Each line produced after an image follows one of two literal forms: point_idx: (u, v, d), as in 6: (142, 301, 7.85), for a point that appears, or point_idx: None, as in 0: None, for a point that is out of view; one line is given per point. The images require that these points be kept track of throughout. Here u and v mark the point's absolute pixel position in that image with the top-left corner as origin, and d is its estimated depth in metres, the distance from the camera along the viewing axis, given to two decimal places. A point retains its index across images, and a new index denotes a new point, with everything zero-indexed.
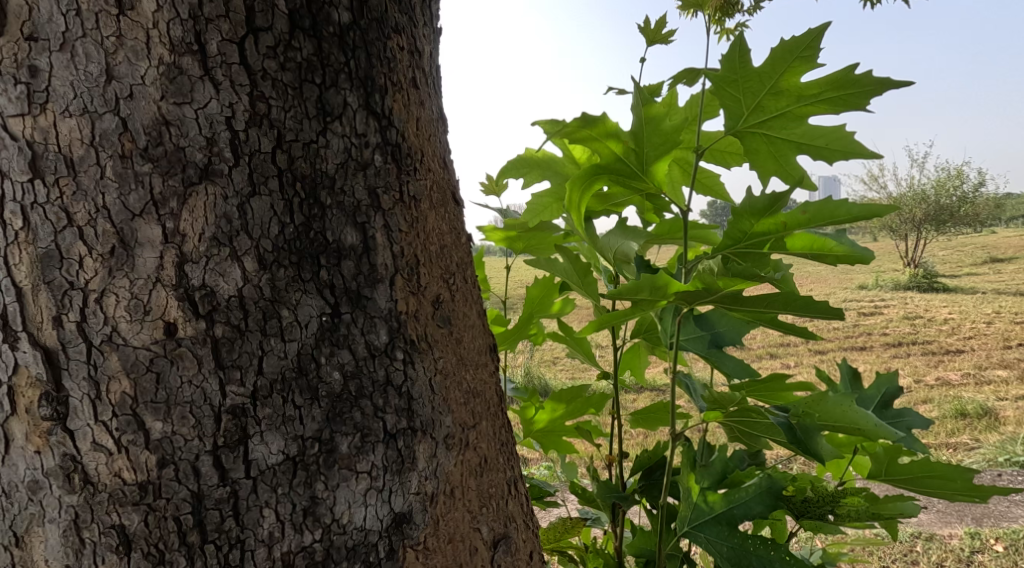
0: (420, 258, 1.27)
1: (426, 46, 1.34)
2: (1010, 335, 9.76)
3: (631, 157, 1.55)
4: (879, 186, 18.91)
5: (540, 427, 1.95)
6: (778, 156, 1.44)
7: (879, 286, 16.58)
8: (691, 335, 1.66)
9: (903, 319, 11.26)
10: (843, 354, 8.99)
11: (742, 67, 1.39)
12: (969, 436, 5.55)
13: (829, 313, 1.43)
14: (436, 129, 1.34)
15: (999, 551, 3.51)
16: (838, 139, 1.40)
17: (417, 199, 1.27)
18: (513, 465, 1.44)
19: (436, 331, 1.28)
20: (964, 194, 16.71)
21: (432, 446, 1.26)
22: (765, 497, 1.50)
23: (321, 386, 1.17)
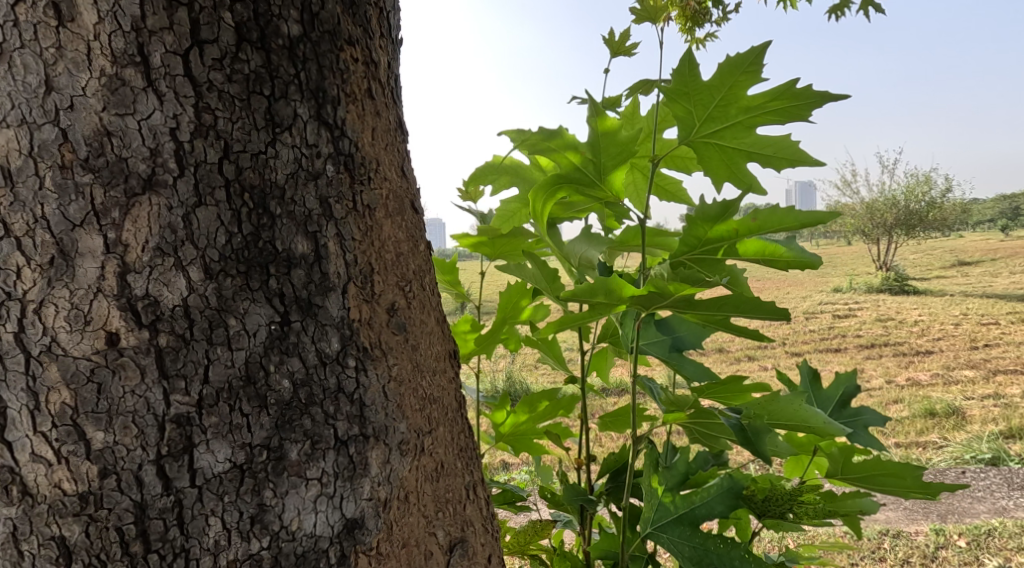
0: (374, 266, 1.27)
1: (383, 57, 1.34)
2: (977, 336, 9.97)
3: (588, 167, 1.57)
4: (850, 191, 19.24)
5: (511, 431, 1.95)
6: (729, 164, 1.47)
7: (851, 288, 16.87)
8: (652, 339, 1.66)
9: (875, 321, 11.48)
10: (817, 355, 9.14)
11: (693, 80, 1.41)
12: (936, 435, 5.67)
13: (774, 314, 1.47)
14: (394, 138, 1.35)
15: (962, 546, 3.60)
16: (784, 148, 1.45)
17: (372, 208, 1.27)
18: (472, 470, 1.45)
19: (391, 338, 1.29)
20: (931, 198, 17.08)
21: (385, 452, 1.26)
22: (726, 497, 1.53)
23: (269, 394, 1.17)
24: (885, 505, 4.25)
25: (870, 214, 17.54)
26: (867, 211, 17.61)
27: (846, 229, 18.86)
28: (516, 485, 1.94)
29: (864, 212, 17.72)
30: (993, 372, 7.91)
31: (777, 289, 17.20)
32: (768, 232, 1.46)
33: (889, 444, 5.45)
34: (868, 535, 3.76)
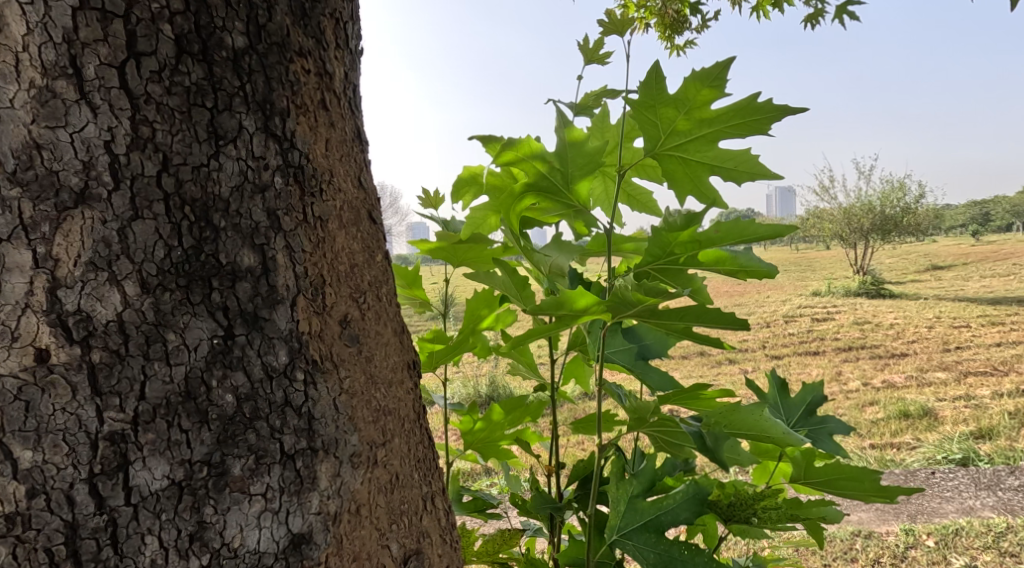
0: (326, 278, 1.26)
1: (339, 69, 1.33)
2: (950, 339, 10.15)
3: (556, 177, 1.58)
4: (828, 197, 19.51)
5: (479, 437, 1.95)
6: (693, 176, 1.49)
7: (828, 292, 17.09)
8: (618, 348, 1.70)
9: (852, 324, 11.64)
10: (796, 358, 9.26)
11: (659, 92, 1.42)
12: (910, 436, 5.77)
13: (734, 325, 1.48)
14: (351, 149, 1.35)
15: (930, 546, 3.65)
16: (745, 161, 1.46)
17: (323, 220, 1.26)
18: (429, 481, 1.44)
19: (343, 350, 1.28)
20: (906, 204, 17.42)
21: (335, 465, 1.25)
22: (691, 503, 1.54)
23: (211, 409, 1.16)
24: (859, 506, 4.30)
25: (848, 219, 17.81)
26: (844, 216, 17.89)
27: (823, 234, 19.13)
28: (487, 492, 1.94)
29: (842, 217, 18.00)
30: (963, 374, 8.05)
31: (757, 293, 17.41)
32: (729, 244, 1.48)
33: (863, 445, 5.53)
34: (840, 535, 3.80)
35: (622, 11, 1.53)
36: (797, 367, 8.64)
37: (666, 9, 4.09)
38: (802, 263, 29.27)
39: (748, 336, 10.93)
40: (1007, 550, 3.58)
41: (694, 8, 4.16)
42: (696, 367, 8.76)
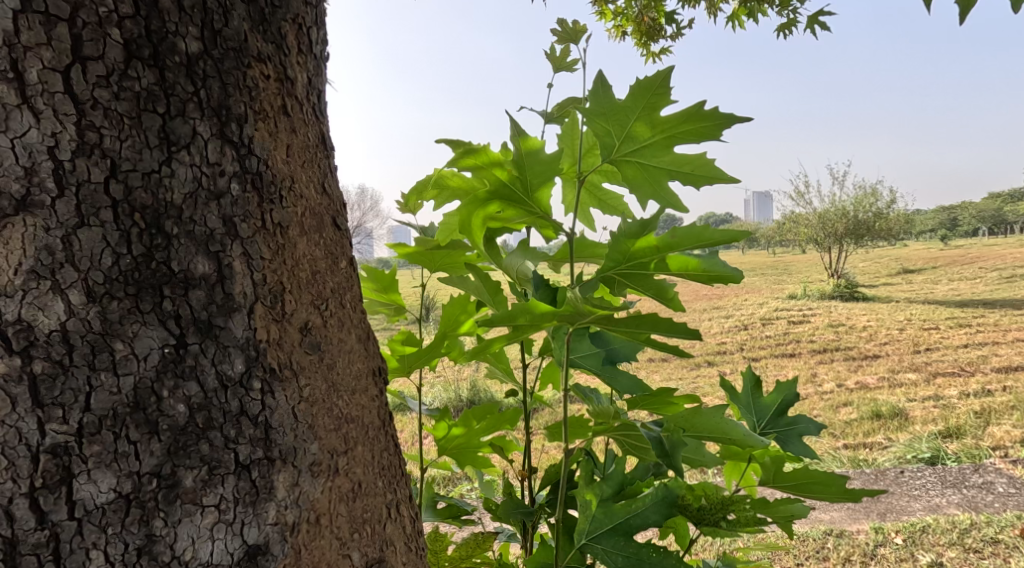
0: (286, 285, 1.25)
1: (302, 74, 1.32)
2: (921, 340, 10.29)
3: (515, 184, 1.57)
4: (804, 202, 19.73)
5: (454, 443, 1.94)
6: (652, 182, 1.50)
7: (804, 295, 17.26)
8: (584, 353, 1.68)
9: (828, 327, 11.77)
10: (772, 360, 9.33)
11: (607, 100, 1.43)
12: (882, 436, 5.83)
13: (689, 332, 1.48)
14: (314, 155, 1.33)
15: (899, 543, 3.69)
16: (701, 166, 1.47)
17: (284, 227, 1.25)
18: (395, 488, 1.43)
19: (304, 357, 1.27)
20: (878, 209, 17.67)
21: (293, 474, 1.24)
22: (661, 506, 1.55)
23: (161, 420, 1.14)
24: (831, 506, 4.33)
25: (823, 223, 18.01)
26: (819, 221, 18.10)
27: (799, 238, 19.33)
28: (461, 498, 1.93)
29: (817, 222, 18.20)
30: (933, 375, 8.16)
31: (734, 297, 17.56)
32: (687, 248, 1.49)
33: (836, 446, 5.58)
34: (812, 535, 3.83)
35: (575, 20, 1.54)
36: (773, 369, 8.71)
37: (642, 16, 4.12)
38: (777, 267, 29.55)
39: (726, 339, 11.02)
40: (976, 548, 3.61)
41: (670, 15, 4.19)
42: (674, 370, 8.82)
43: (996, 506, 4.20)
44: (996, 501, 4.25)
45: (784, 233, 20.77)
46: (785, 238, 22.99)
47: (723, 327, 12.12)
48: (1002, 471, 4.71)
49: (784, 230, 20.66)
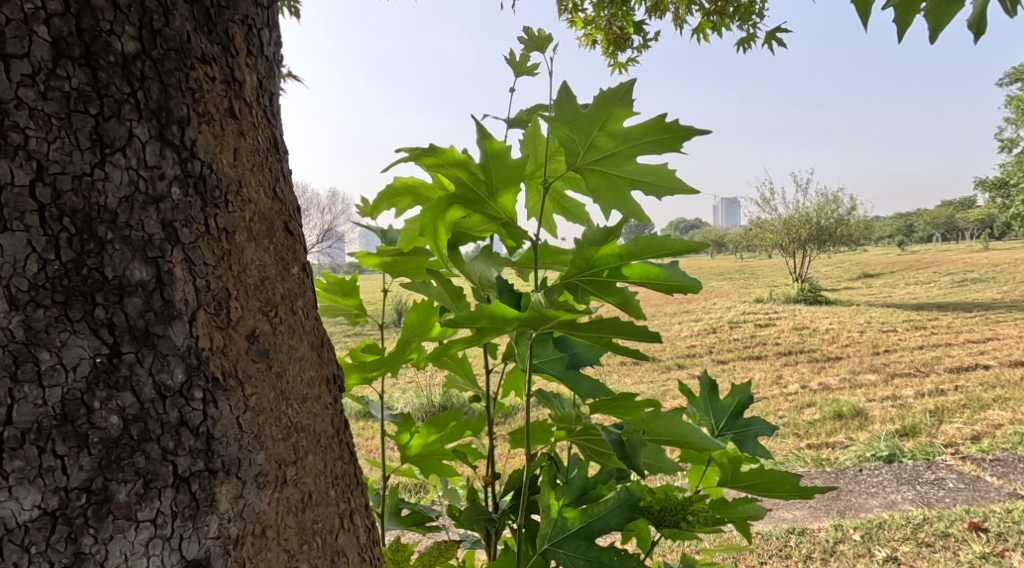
0: (231, 291, 1.26)
1: (251, 76, 1.32)
2: (881, 342, 10.47)
3: (479, 186, 1.57)
4: (769, 208, 19.98)
5: (420, 451, 1.92)
6: (615, 191, 1.49)
7: (769, 299, 17.45)
8: (548, 357, 1.68)
9: (793, 329, 11.92)
10: (739, 363, 9.41)
11: (572, 107, 1.42)
12: (844, 435, 5.90)
13: (651, 335, 1.48)
14: (266, 158, 1.34)
15: (857, 539, 3.74)
16: (663, 177, 1.48)
17: (229, 232, 1.26)
18: (349, 498, 1.42)
19: (250, 365, 1.27)
20: (840, 215, 17.99)
21: (236, 486, 1.25)
22: (623, 508, 1.56)
23: (92, 432, 1.15)
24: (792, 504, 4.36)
25: (787, 229, 18.25)
26: (784, 227, 18.34)
27: (765, 243, 19.56)
28: (426, 506, 1.91)
29: (782, 228, 18.43)
30: (891, 375, 8.29)
31: (703, 301, 17.70)
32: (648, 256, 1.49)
33: (799, 446, 5.63)
34: (775, 532, 3.85)
35: (541, 28, 1.54)
36: (739, 372, 8.79)
37: (610, 25, 4.15)
38: (743, 271, 29.86)
39: (695, 342, 11.10)
40: (931, 544, 3.66)
41: (638, 25, 4.23)
42: (643, 374, 8.86)
43: (947, 501, 4.26)
44: (947, 496, 4.31)
45: (750, 239, 21.01)
46: (751, 244, 23.25)
47: (692, 331, 12.20)
48: (953, 467, 4.79)
49: (750, 235, 20.90)
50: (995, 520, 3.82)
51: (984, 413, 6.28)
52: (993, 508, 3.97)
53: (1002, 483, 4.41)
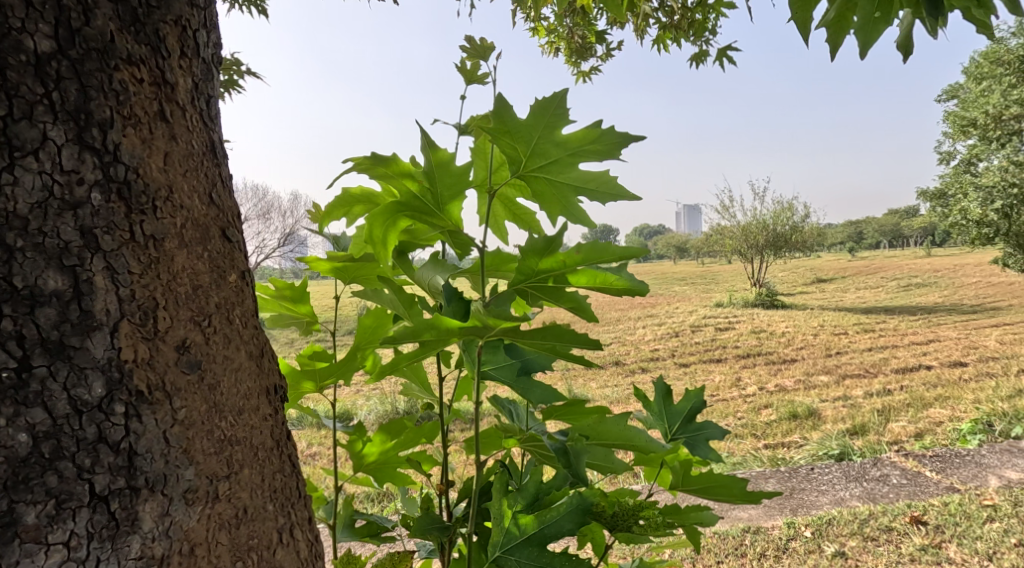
0: (159, 300, 1.30)
1: (184, 79, 1.37)
2: (833, 345, 10.65)
3: (426, 196, 1.58)
4: (728, 215, 20.26)
5: (373, 459, 1.88)
6: (559, 198, 1.51)
7: (728, 303, 17.64)
8: (499, 364, 1.65)
9: (751, 333, 12.07)
10: (701, 366, 9.48)
11: (510, 117, 1.41)
12: (799, 435, 5.98)
13: (592, 342, 1.49)
14: (199, 163, 1.39)
15: (808, 536, 3.76)
16: (604, 183, 1.50)
17: (158, 238, 1.31)
18: (290, 512, 1.46)
19: (180, 378, 1.31)
20: (795, 223, 18.32)
21: (163, 503, 1.29)
22: (574, 514, 1.53)
23: (3, 450, 1.20)
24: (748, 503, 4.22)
25: (744, 235, 18.48)
26: (742, 233, 18.60)
27: (724, 250, 19.78)
28: (381, 516, 1.89)
29: (741, 234, 18.69)
30: (842, 377, 8.44)
31: (665, 305, 17.83)
32: (593, 261, 1.49)
33: (756, 446, 5.68)
34: (730, 531, 3.84)
35: (482, 36, 1.55)
36: (699, 375, 8.85)
37: (573, 34, 4.17)
38: (702, 276, 30.17)
39: (659, 346, 11.17)
40: (877, 538, 3.71)
41: (599, 35, 4.27)
42: (608, 378, 8.86)
43: (891, 496, 4.28)
44: (891, 491, 4.33)
45: (711, 244, 21.23)
46: (711, 249, 23.51)
47: (657, 335, 12.28)
48: (899, 464, 4.72)
49: (711, 242, 21.13)
50: (934, 513, 3.90)
51: (927, 412, 6.41)
52: (933, 502, 4.05)
53: (941, 477, 4.48)
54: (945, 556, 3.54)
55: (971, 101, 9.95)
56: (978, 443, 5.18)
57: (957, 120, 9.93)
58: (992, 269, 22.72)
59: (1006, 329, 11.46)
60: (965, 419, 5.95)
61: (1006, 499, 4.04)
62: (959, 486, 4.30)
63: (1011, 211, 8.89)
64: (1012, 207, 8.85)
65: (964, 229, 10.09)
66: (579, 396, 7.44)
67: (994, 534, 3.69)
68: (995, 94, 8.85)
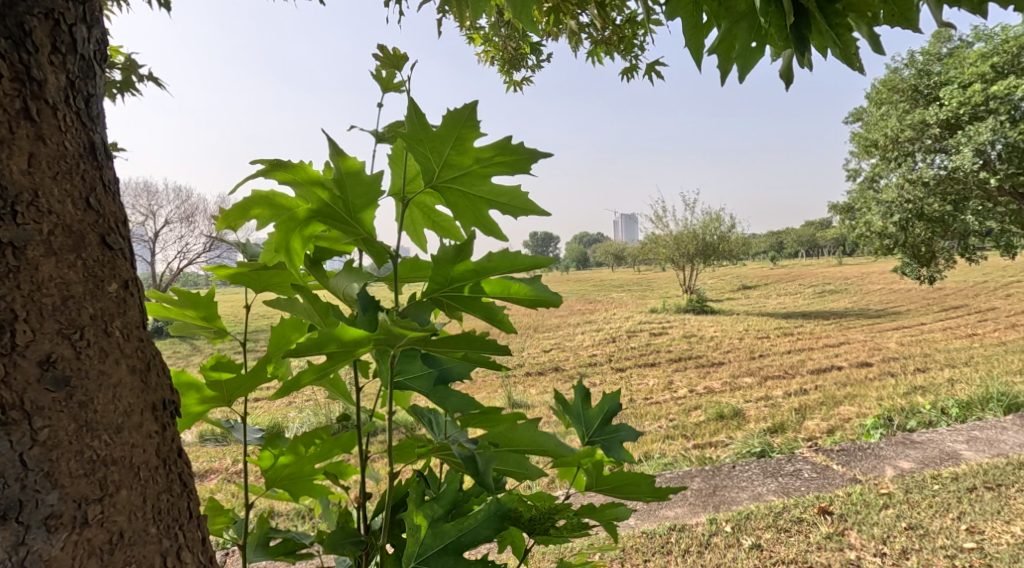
0: (19, 314, 1.38)
1: (57, 79, 1.45)
2: (757, 348, 10.93)
3: (337, 204, 1.60)
4: (661, 224, 20.61)
5: (284, 473, 1.82)
6: (473, 210, 1.61)
7: (662, 309, 17.89)
8: (416, 373, 1.62)
9: (682, 337, 12.28)
10: (635, 371, 9.57)
11: (425, 128, 1.51)
12: (725, 434, 6.08)
13: (501, 348, 1.54)
14: (73, 166, 1.45)
15: (728, 531, 3.78)
16: (516, 198, 1.61)
17: (20, 247, 1.39)
18: (175, 535, 1.51)
19: (45, 395, 1.39)
20: (723, 233, 18.81)
21: (23, 526, 1.37)
22: (492, 520, 1.57)
23: None
24: (671, 502, 4.23)
25: (677, 244, 18.84)
26: (674, 242, 18.93)
27: (657, 258, 20.08)
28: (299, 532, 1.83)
29: (673, 242, 19.00)
30: (764, 378, 8.65)
31: (601, 312, 17.96)
32: (504, 273, 1.55)
33: (686, 447, 5.75)
34: (657, 531, 3.81)
35: (396, 47, 1.63)
36: (634, 379, 8.93)
37: (506, 45, 4.15)
38: (632, 284, 30.68)
39: (596, 351, 11.24)
40: (789, 529, 3.78)
41: (533, 47, 4.23)
42: (545, 384, 8.84)
43: (803, 489, 4.35)
44: (802, 484, 4.40)
45: (643, 252, 21.56)
46: (641, 257, 23.85)
47: (594, 340, 12.37)
48: (808, 459, 4.83)
49: (643, 250, 21.46)
50: (839, 503, 4.01)
51: (837, 409, 6.62)
52: (837, 493, 4.16)
53: (845, 470, 4.59)
54: (847, 543, 3.66)
55: (872, 120, 10.38)
56: (880, 436, 5.39)
57: (862, 140, 10.35)
58: (896, 278, 23.78)
59: (907, 331, 12.02)
60: (870, 415, 6.18)
61: (900, 487, 4.19)
62: (861, 477, 4.44)
63: (908, 223, 9.32)
64: (908, 220, 9.27)
65: (869, 240, 10.50)
66: (512, 402, 7.39)
67: (889, 519, 3.84)
68: (892, 119, 9.20)
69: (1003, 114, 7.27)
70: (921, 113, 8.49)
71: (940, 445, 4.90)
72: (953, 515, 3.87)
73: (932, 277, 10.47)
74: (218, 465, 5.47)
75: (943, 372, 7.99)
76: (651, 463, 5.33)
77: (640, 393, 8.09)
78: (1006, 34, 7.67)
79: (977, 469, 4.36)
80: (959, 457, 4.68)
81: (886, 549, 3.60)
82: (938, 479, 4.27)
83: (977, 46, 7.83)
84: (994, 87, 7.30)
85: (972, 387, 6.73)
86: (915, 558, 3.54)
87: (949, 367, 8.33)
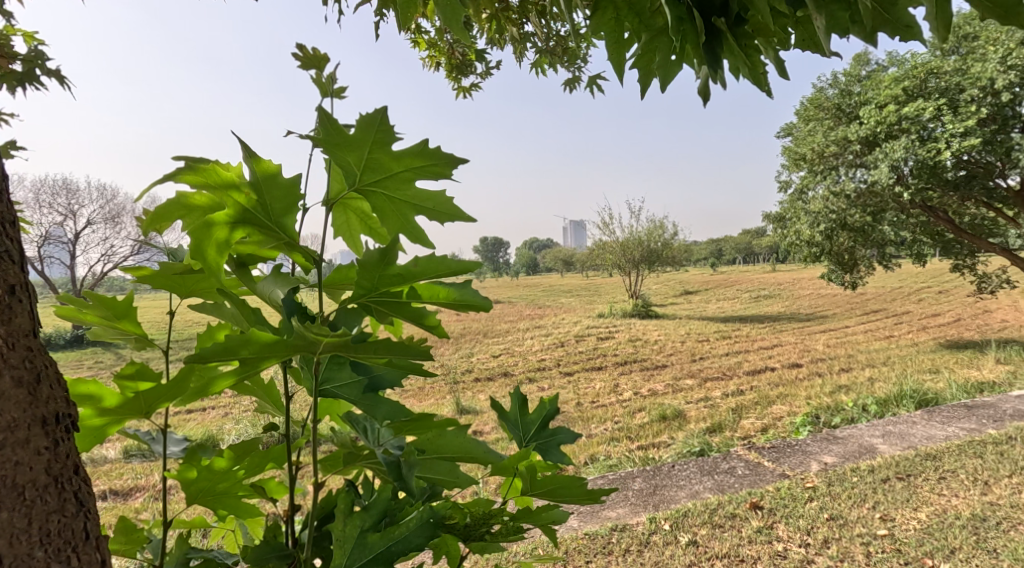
0: None
1: None
2: (698, 350, 11.09)
3: (256, 208, 1.72)
4: (606, 230, 20.76)
5: (208, 489, 1.73)
6: (398, 214, 1.79)
7: (609, 313, 18.02)
8: (347, 381, 1.64)
9: (628, 341, 12.39)
10: (583, 374, 9.58)
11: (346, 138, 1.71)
12: (667, 435, 6.13)
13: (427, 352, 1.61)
14: None
15: (665, 529, 3.78)
16: (438, 202, 1.80)
17: None
18: (65, 537, 1.68)
19: None
20: (666, 240, 19.09)
21: None
22: (424, 528, 1.61)
23: None
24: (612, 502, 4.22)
25: (623, 250, 19.01)
26: (620, 248, 19.08)
27: (604, 264, 20.20)
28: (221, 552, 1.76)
29: (619, 248, 19.15)
30: (705, 379, 8.78)
31: (549, 316, 17.96)
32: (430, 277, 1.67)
33: (630, 448, 5.76)
34: (598, 531, 3.78)
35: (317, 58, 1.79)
36: (582, 383, 8.94)
37: (453, 49, 4.11)
38: (579, 289, 30.93)
39: (545, 356, 11.24)
40: (723, 524, 3.80)
41: (479, 53, 4.16)
42: (491, 389, 8.77)
43: (736, 485, 4.39)
44: (736, 481, 4.44)
45: (589, 258, 21.74)
46: (586, 262, 24.05)
47: (543, 345, 12.38)
48: (741, 456, 4.88)
49: (589, 255, 21.60)
50: (769, 498, 4.05)
51: (770, 409, 6.74)
52: (767, 488, 4.20)
53: (775, 466, 4.66)
54: (775, 535, 3.70)
55: (801, 131, 10.63)
56: (807, 433, 5.51)
57: (790, 152, 10.59)
58: (823, 283, 24.47)
59: (834, 333, 12.40)
60: (798, 413, 6.31)
61: (824, 480, 4.26)
62: (789, 472, 4.51)
63: (832, 233, 9.61)
64: (833, 230, 9.54)
65: (797, 247, 10.75)
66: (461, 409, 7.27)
67: (812, 511, 3.90)
68: (817, 135, 9.35)
69: (913, 134, 7.54)
70: (842, 133, 8.70)
71: (858, 440, 5.02)
72: (869, 505, 3.96)
73: (854, 283, 10.72)
74: (144, 482, 5.23)
75: (863, 372, 8.21)
76: (596, 465, 5.33)
77: (586, 397, 8.08)
78: (916, 59, 7.98)
79: (890, 461, 4.47)
80: (874, 450, 4.80)
81: (810, 540, 3.66)
82: (856, 471, 4.36)
83: (893, 71, 8.02)
84: (905, 109, 7.55)
85: (887, 385, 6.99)
86: (835, 547, 3.60)
87: (869, 367, 8.57)
